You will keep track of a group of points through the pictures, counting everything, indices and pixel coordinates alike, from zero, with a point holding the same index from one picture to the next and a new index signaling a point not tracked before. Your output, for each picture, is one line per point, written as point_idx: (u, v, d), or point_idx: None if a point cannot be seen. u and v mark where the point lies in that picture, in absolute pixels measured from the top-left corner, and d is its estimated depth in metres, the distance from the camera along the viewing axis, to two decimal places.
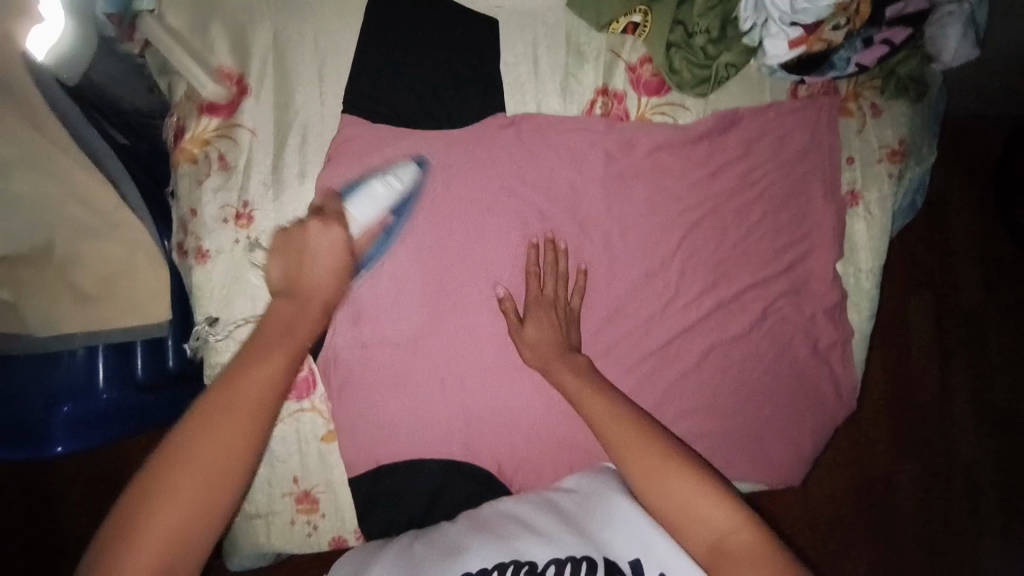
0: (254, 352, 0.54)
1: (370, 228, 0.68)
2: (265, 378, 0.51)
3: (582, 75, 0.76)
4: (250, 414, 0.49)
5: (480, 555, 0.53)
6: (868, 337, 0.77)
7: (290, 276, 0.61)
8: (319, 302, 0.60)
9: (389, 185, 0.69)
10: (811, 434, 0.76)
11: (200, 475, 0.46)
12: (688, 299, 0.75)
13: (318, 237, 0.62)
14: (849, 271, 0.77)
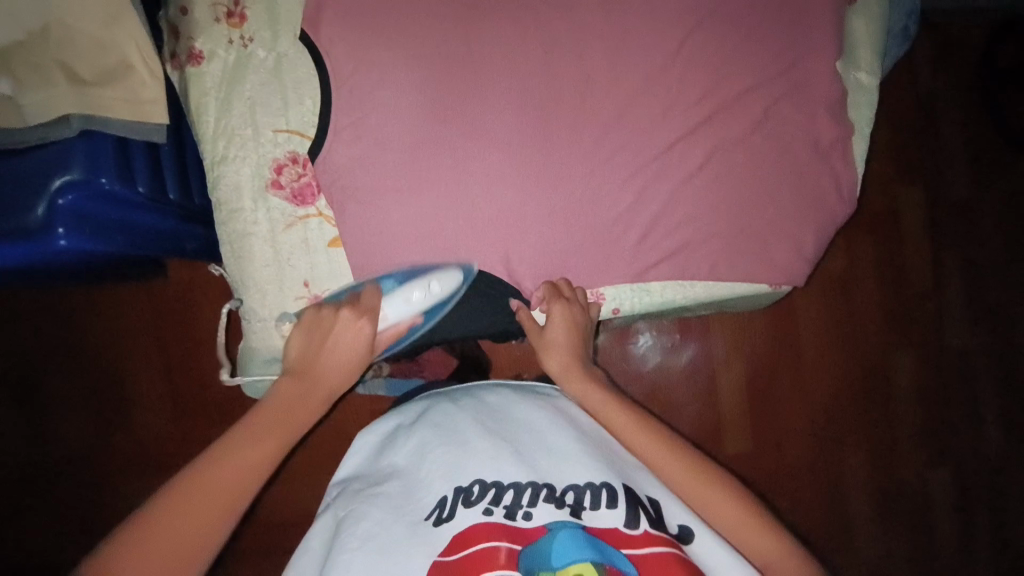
0: (238, 437, 0.58)
1: (396, 324, 0.71)
2: (248, 466, 0.56)
3: None
4: (255, 469, 0.57)
5: (499, 469, 0.60)
6: (867, 136, 0.79)
7: (304, 355, 0.66)
8: (324, 388, 0.65)
9: (427, 292, 0.70)
10: (814, 233, 0.77)
11: (182, 534, 0.52)
12: (689, 103, 0.75)
13: (344, 333, 0.67)
14: (849, 70, 0.78)
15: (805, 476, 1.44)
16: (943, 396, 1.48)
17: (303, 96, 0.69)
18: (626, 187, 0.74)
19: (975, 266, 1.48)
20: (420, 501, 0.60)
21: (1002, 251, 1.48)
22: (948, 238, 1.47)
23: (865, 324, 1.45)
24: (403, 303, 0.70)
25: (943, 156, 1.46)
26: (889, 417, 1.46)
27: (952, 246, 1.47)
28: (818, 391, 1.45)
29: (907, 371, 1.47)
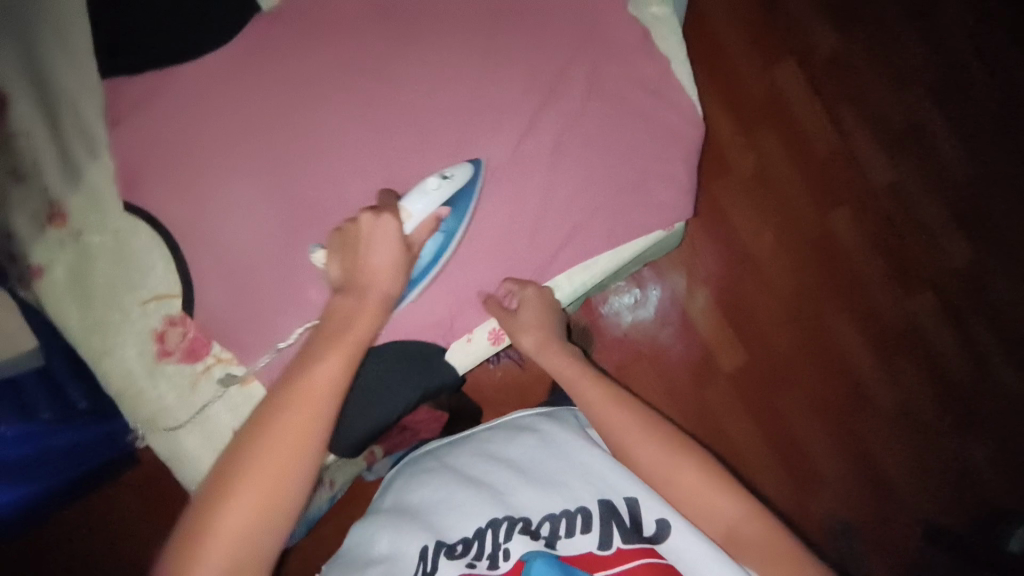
0: (308, 356, 0.55)
1: (422, 222, 0.68)
2: (325, 378, 0.52)
3: None
4: (310, 420, 0.50)
5: (479, 513, 0.64)
6: (686, 59, 0.81)
7: (348, 270, 0.63)
8: (377, 295, 0.61)
9: (444, 179, 0.69)
10: (682, 166, 0.80)
11: (269, 467, 0.48)
12: (517, 101, 0.76)
13: (373, 229, 0.63)
14: (642, 10, 0.81)
15: (798, 356, 1.63)
16: (885, 229, 1.68)
17: (152, 258, 0.68)
18: (494, 203, 0.75)
19: (867, 108, 1.68)
20: (404, 556, 0.63)
21: (882, 87, 1.69)
22: (835, 95, 1.66)
23: (794, 194, 1.63)
24: (421, 196, 0.68)
25: (791, 35, 1.64)
26: (849, 268, 1.66)
27: (842, 98, 1.66)
28: (779, 277, 1.63)
29: (845, 222, 1.65)
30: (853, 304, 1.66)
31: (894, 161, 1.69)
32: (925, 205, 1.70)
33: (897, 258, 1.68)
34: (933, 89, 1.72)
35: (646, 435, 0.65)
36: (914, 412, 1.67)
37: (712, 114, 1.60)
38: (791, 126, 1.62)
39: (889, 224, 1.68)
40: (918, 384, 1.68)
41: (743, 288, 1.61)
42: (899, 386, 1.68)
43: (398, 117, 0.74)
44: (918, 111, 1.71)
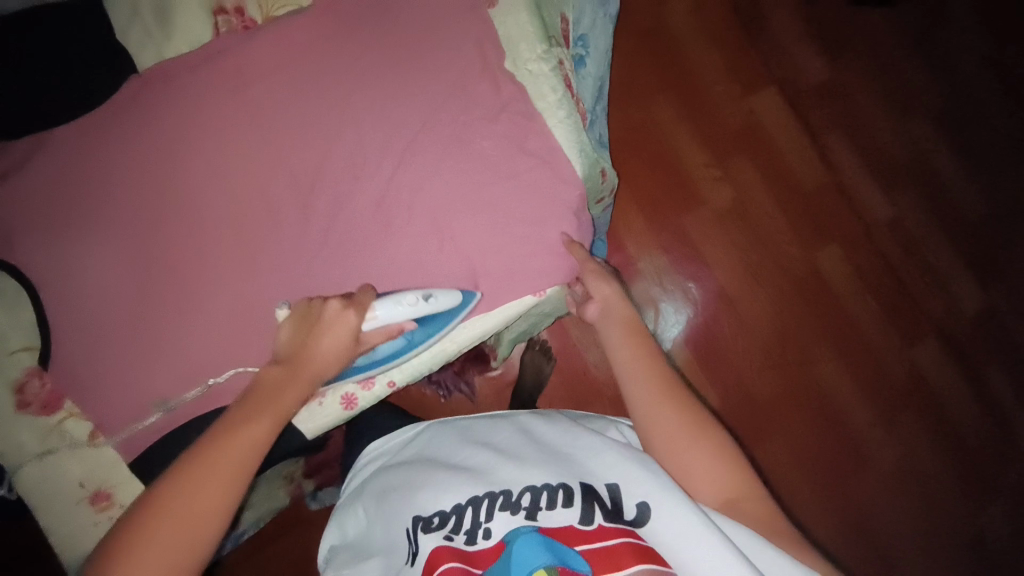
0: (242, 415, 0.60)
1: (387, 326, 0.68)
2: (248, 440, 0.58)
3: (185, 16, 0.77)
4: (215, 501, 0.55)
5: (458, 491, 0.65)
6: (567, 120, 0.77)
7: (293, 350, 0.64)
8: (311, 374, 0.64)
9: (422, 300, 0.69)
10: (554, 226, 0.76)
11: (186, 518, 0.54)
12: (374, 161, 0.75)
13: (332, 321, 0.65)
14: (519, 67, 0.78)
15: (779, 404, 1.49)
16: (884, 265, 1.53)
17: (19, 312, 0.73)
18: (351, 264, 0.73)
19: (865, 132, 1.58)
20: (398, 541, 0.66)
21: (881, 110, 1.60)
22: (828, 121, 1.58)
23: (776, 226, 1.53)
24: (398, 308, 0.68)
25: (774, 63, 1.59)
26: (840, 310, 1.51)
27: (836, 122, 1.58)
28: (757, 318, 1.51)
29: (835, 261, 1.53)
30: (849, 345, 1.51)
31: (893, 194, 1.56)
32: (928, 243, 1.55)
33: (901, 298, 1.53)
34: (940, 116, 1.59)
35: (662, 397, 0.66)
36: (916, 474, 1.49)
37: (683, 144, 1.55)
38: (773, 155, 1.55)
39: (891, 257, 1.54)
40: (922, 442, 1.50)
41: (716, 325, 1.51)
42: (902, 443, 1.50)
43: (257, 176, 0.75)
44: (924, 140, 1.58)
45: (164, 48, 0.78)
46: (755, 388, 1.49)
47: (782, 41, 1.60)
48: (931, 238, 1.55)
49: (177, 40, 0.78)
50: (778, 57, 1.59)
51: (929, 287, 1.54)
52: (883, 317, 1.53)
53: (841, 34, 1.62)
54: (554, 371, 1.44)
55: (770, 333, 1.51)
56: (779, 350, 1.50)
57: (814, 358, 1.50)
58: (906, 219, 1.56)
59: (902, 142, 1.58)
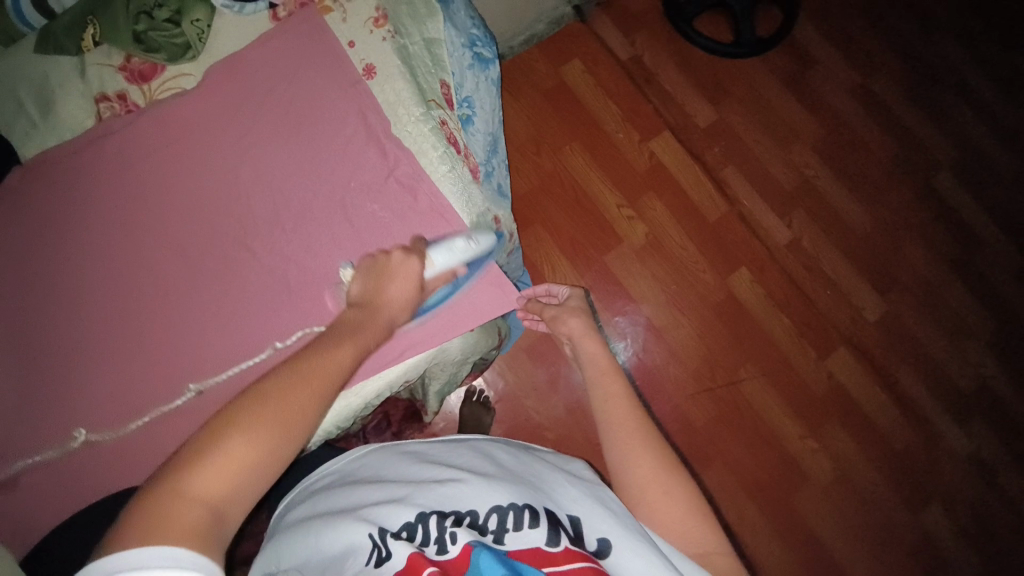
0: (327, 342, 0.60)
1: (444, 272, 0.74)
2: (338, 362, 0.58)
3: (70, 107, 0.78)
4: (313, 398, 0.54)
5: (425, 502, 0.63)
6: (448, 173, 0.81)
7: (366, 292, 0.68)
8: (387, 315, 0.66)
9: (470, 243, 0.76)
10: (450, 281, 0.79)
11: (284, 414, 0.52)
12: (268, 235, 0.77)
13: (401, 265, 0.70)
14: (402, 130, 0.81)
15: (717, 428, 1.53)
16: (792, 285, 1.63)
17: None
18: (250, 333, 0.75)
19: (758, 165, 1.72)
20: (355, 547, 0.60)
21: (768, 144, 1.74)
22: (725, 158, 1.71)
23: (689, 258, 1.62)
24: (449, 252, 0.75)
25: (666, 112, 1.73)
26: (759, 331, 1.59)
27: (731, 159, 1.71)
28: (685, 348, 1.57)
29: (748, 284, 1.61)
30: (772, 363, 1.57)
31: (789, 219, 1.69)
32: (827, 261, 1.67)
33: (813, 314, 1.62)
34: (819, 146, 1.76)
35: (638, 434, 0.71)
36: (851, 483, 1.53)
37: (594, 190, 1.64)
38: (678, 194, 1.66)
39: (798, 275, 1.65)
40: (850, 451, 1.55)
41: (646, 358, 1.56)
42: (833, 454, 1.54)
43: (150, 258, 0.76)
44: (806, 168, 1.73)
45: (48, 136, 0.79)
46: (690, 415, 1.53)
47: (672, 91, 1.75)
48: (827, 257, 1.67)
49: (59, 127, 0.79)
50: (670, 105, 1.74)
51: (833, 302, 1.64)
52: (800, 333, 1.60)
53: (722, 81, 1.77)
54: (495, 421, 1.44)
55: (698, 359, 1.56)
56: (708, 375, 1.56)
57: (741, 380, 1.56)
58: (805, 240, 1.68)
59: (790, 171, 1.72)
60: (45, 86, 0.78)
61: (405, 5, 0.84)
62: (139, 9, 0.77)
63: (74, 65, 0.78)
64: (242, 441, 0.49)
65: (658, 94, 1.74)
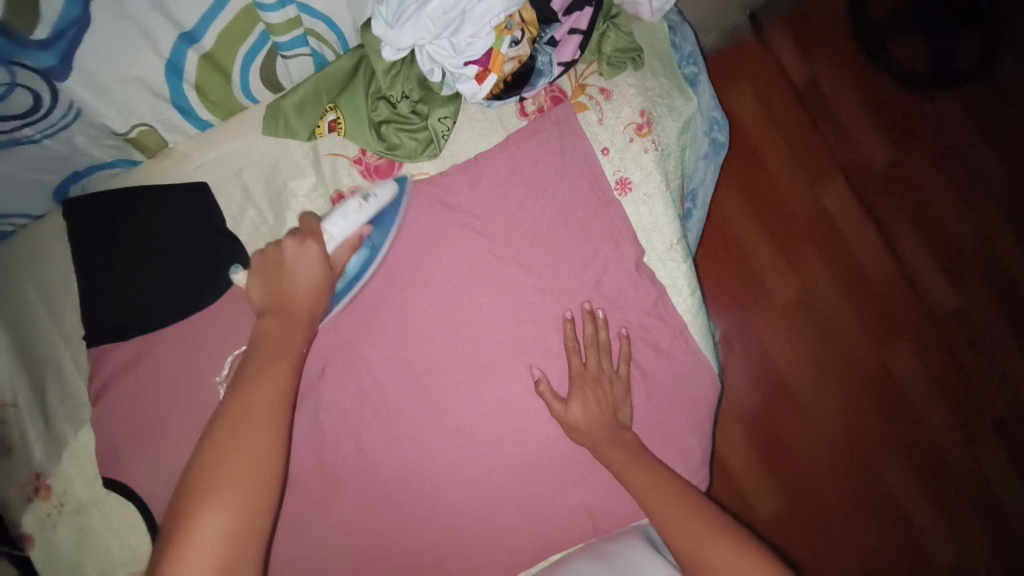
0: (253, 373, 0.51)
1: (345, 241, 0.62)
2: (270, 392, 0.49)
3: (304, 201, 0.71)
4: (257, 475, 0.45)
5: None
6: (698, 311, 0.75)
7: (273, 295, 0.58)
8: (303, 313, 0.57)
9: (365, 202, 0.63)
10: (695, 427, 0.74)
11: (234, 481, 0.44)
12: (510, 366, 0.72)
13: (298, 257, 0.58)
14: (657, 260, 0.74)
15: (852, 506, 1.41)
16: (950, 360, 1.49)
17: (128, 527, 0.68)
18: (491, 470, 0.72)
19: (934, 220, 1.54)
20: None
21: (946, 197, 1.55)
22: (898, 207, 1.54)
23: (844, 320, 1.46)
24: (345, 217, 0.62)
25: (839, 151, 1.53)
26: (909, 408, 1.46)
27: (903, 209, 1.54)
28: (826, 418, 1.43)
29: (906, 357, 1.47)
30: (918, 444, 1.45)
31: (959, 285, 1.52)
32: (995, 336, 1.52)
33: (969, 396, 1.48)
34: (1002, 206, 1.56)
35: None
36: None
37: (747, 235, 1.47)
38: (841, 248, 1.49)
39: (959, 350, 1.49)
40: (988, 547, 1.45)
41: (785, 428, 1.41)
42: (965, 546, 1.44)
43: (389, 386, 0.70)
44: (986, 231, 1.55)
45: (280, 234, 0.70)
46: (825, 495, 1.40)
47: (846, 123, 1.54)
48: (994, 333, 1.52)
49: (293, 224, 0.71)
50: (844, 140, 1.53)
51: (992, 385, 1.49)
52: (952, 414, 1.47)
53: (908, 116, 1.56)
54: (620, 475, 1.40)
55: (839, 436, 1.43)
56: (849, 454, 1.43)
57: (882, 462, 1.43)
58: (972, 310, 1.52)
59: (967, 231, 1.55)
60: (272, 176, 0.71)
61: (667, 104, 0.74)
62: (379, 94, 0.69)
63: (307, 154, 0.71)
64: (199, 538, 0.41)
65: (833, 126, 1.54)
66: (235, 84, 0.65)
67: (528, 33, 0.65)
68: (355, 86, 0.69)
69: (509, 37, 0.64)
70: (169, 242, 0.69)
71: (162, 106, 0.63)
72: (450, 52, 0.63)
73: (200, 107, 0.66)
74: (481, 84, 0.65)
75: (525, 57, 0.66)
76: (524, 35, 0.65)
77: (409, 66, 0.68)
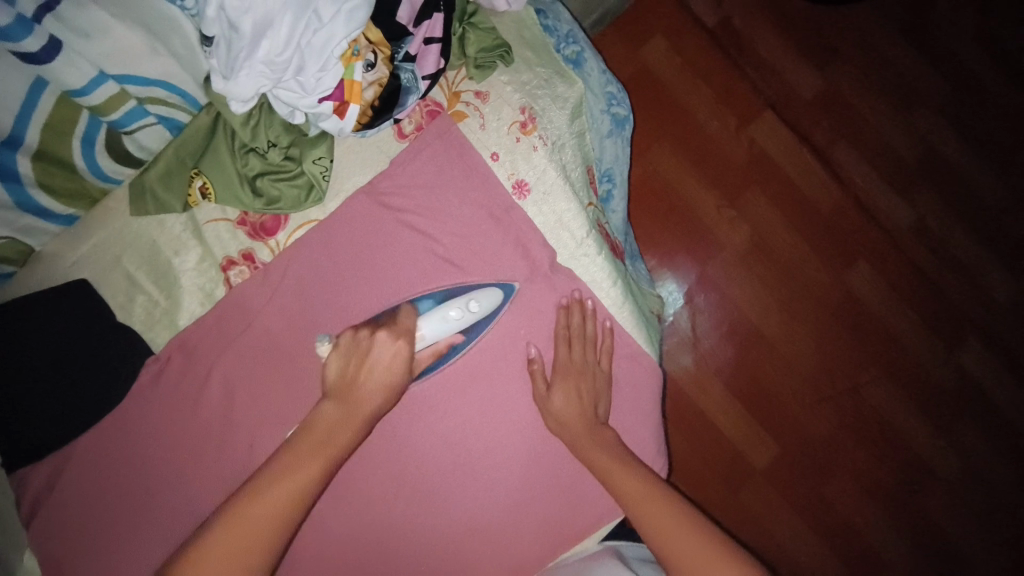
0: (291, 454, 0.54)
1: (434, 344, 0.65)
2: (310, 478, 0.52)
3: (193, 275, 0.68)
4: (262, 535, 0.48)
5: None
6: (626, 300, 0.73)
7: (342, 381, 0.60)
8: (379, 395, 0.59)
9: (466, 310, 0.65)
10: (645, 416, 0.73)
11: (243, 542, 0.47)
12: (441, 395, 0.70)
13: (387, 351, 0.61)
14: (573, 256, 0.71)
15: (844, 440, 1.28)
16: (918, 273, 1.33)
17: None
18: (446, 505, 0.70)
19: (877, 128, 1.37)
20: None
21: (885, 101, 1.38)
22: (832, 122, 1.37)
23: (794, 251, 1.33)
24: (441, 321, 0.65)
25: (763, 84, 1.37)
26: (885, 334, 1.31)
27: (838, 124, 1.37)
28: (796, 356, 1.30)
29: (868, 279, 1.32)
30: (900, 368, 1.30)
31: (911, 197, 1.35)
32: (958, 240, 1.35)
33: (949, 310, 1.33)
34: (941, 102, 1.38)
35: None
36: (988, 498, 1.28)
37: (687, 188, 1.34)
38: (777, 177, 1.34)
39: (927, 260, 1.34)
40: (996, 462, 1.29)
41: (754, 382, 1.28)
42: (969, 458, 1.29)
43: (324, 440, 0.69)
44: (929, 134, 1.37)
45: (177, 315, 0.68)
46: (809, 438, 1.27)
47: (759, 43, 1.38)
48: (963, 237, 1.36)
49: (188, 300, 0.68)
50: (760, 64, 1.37)
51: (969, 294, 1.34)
52: (934, 330, 1.32)
53: (829, 42, 1.39)
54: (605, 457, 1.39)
55: (811, 377, 1.29)
56: (827, 396, 1.29)
57: (867, 397, 1.29)
58: (934, 213, 1.36)
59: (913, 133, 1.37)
60: (153, 256, 0.67)
61: (548, 93, 0.69)
62: (245, 148, 0.64)
63: (185, 225, 0.67)
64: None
65: (746, 55, 1.38)
66: (84, 171, 0.61)
67: (381, 53, 0.61)
68: (214, 145, 0.64)
69: (360, 63, 0.60)
70: (59, 349, 0.64)
71: (11, 214, 0.59)
72: (298, 91, 0.59)
73: (54, 205, 0.62)
74: (343, 117, 0.61)
75: (386, 78, 0.62)
76: (378, 56, 0.61)
77: (268, 113, 0.63)
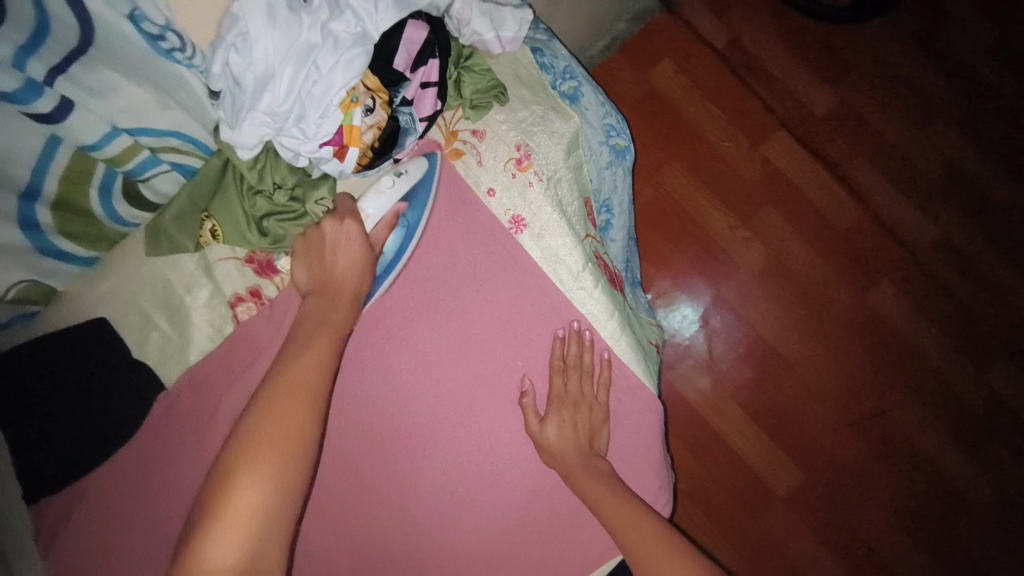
0: (293, 350, 0.55)
1: (382, 218, 0.67)
2: (312, 364, 0.53)
3: (205, 311, 0.71)
4: (300, 415, 0.49)
5: None
6: (626, 334, 0.73)
7: (316, 275, 0.64)
8: (350, 281, 0.63)
9: (397, 177, 0.67)
10: (643, 447, 0.73)
11: (286, 430, 0.47)
12: (440, 426, 0.71)
13: (337, 234, 0.63)
14: (574, 287, 0.72)
15: (871, 468, 1.24)
16: (945, 293, 1.29)
17: None
18: (445, 534, 0.71)
19: (896, 143, 1.34)
20: None
21: (904, 117, 1.35)
22: (850, 140, 1.35)
23: (813, 271, 1.30)
24: (378, 193, 0.66)
25: (776, 103, 1.36)
26: (911, 356, 1.27)
27: (857, 142, 1.35)
28: (818, 380, 1.27)
29: (891, 299, 1.29)
30: (927, 392, 1.26)
31: (933, 214, 1.32)
32: (986, 260, 1.31)
33: (977, 332, 1.28)
34: (964, 114, 1.35)
35: None
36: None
37: (701, 207, 1.33)
38: (794, 198, 1.33)
39: (954, 280, 1.30)
40: None
41: (774, 408, 1.25)
42: (1002, 482, 1.24)
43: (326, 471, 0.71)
44: (950, 149, 1.34)
45: (188, 350, 0.71)
46: (835, 466, 1.24)
47: (774, 63, 1.37)
48: (992, 254, 1.31)
49: (199, 335, 0.71)
50: (774, 83, 1.37)
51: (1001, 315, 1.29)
52: (963, 353, 1.28)
53: (841, 53, 1.38)
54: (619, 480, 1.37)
55: (834, 402, 1.26)
56: (851, 422, 1.25)
57: (892, 422, 1.25)
58: (959, 231, 1.32)
59: (936, 148, 1.34)
60: (167, 294, 0.70)
61: (543, 128, 0.70)
62: (253, 190, 0.67)
63: (196, 263, 0.70)
64: (248, 479, 0.44)
65: (761, 73, 1.37)
66: (100, 216, 0.65)
67: (379, 99, 0.63)
68: (224, 188, 0.67)
69: (360, 109, 0.62)
70: (78, 384, 0.67)
71: (31, 257, 0.62)
72: (301, 138, 0.61)
73: (73, 247, 0.65)
74: (343, 160, 0.64)
75: (384, 121, 0.64)
76: (376, 102, 0.63)
77: (273, 157, 0.66)
